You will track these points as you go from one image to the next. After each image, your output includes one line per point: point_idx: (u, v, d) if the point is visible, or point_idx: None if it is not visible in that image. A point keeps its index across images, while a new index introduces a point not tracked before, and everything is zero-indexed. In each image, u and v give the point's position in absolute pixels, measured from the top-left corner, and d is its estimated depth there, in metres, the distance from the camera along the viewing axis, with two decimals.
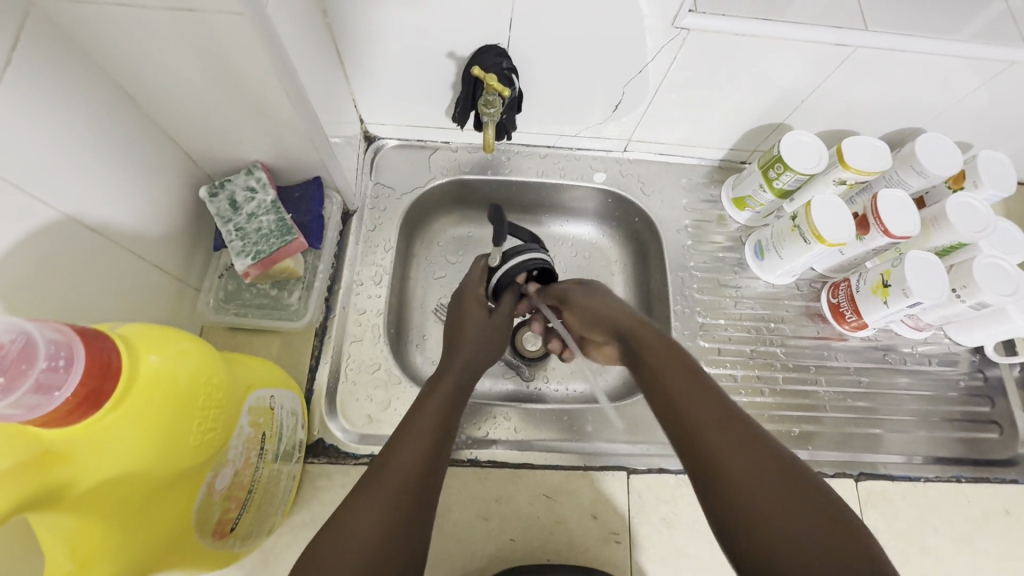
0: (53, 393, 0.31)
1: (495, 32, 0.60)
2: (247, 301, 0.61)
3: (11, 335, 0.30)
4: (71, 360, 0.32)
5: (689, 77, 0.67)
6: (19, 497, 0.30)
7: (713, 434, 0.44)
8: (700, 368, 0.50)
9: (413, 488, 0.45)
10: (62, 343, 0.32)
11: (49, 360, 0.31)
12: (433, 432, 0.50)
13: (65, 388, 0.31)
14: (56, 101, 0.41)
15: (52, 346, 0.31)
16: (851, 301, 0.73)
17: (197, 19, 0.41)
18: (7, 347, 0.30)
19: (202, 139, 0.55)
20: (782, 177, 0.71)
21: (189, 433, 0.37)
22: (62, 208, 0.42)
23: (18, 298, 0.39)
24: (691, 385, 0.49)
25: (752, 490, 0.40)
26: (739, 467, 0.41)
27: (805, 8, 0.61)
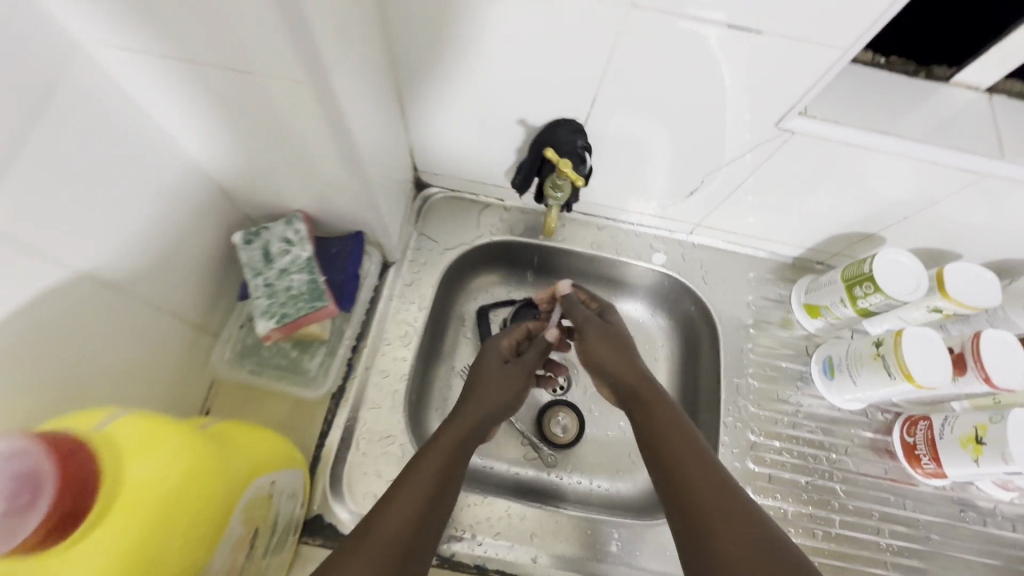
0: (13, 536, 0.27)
1: (572, 107, 0.55)
2: (264, 359, 0.56)
3: None
4: (35, 491, 0.28)
5: (779, 174, 0.60)
6: None
7: (707, 487, 0.47)
8: (696, 432, 0.52)
9: (404, 543, 0.43)
10: (29, 476, 0.28)
11: (11, 499, 0.27)
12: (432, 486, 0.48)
13: (24, 531, 0.27)
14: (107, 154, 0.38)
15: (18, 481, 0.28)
16: (930, 446, 0.64)
17: (256, 80, 0.37)
18: None
19: (248, 186, 0.52)
20: (871, 298, 0.63)
21: (167, 550, 0.33)
22: (84, 266, 0.39)
23: (20, 360, 0.35)
24: (687, 447, 0.50)
25: (730, 532, 0.43)
26: (728, 514, 0.44)
27: (927, 123, 0.53)
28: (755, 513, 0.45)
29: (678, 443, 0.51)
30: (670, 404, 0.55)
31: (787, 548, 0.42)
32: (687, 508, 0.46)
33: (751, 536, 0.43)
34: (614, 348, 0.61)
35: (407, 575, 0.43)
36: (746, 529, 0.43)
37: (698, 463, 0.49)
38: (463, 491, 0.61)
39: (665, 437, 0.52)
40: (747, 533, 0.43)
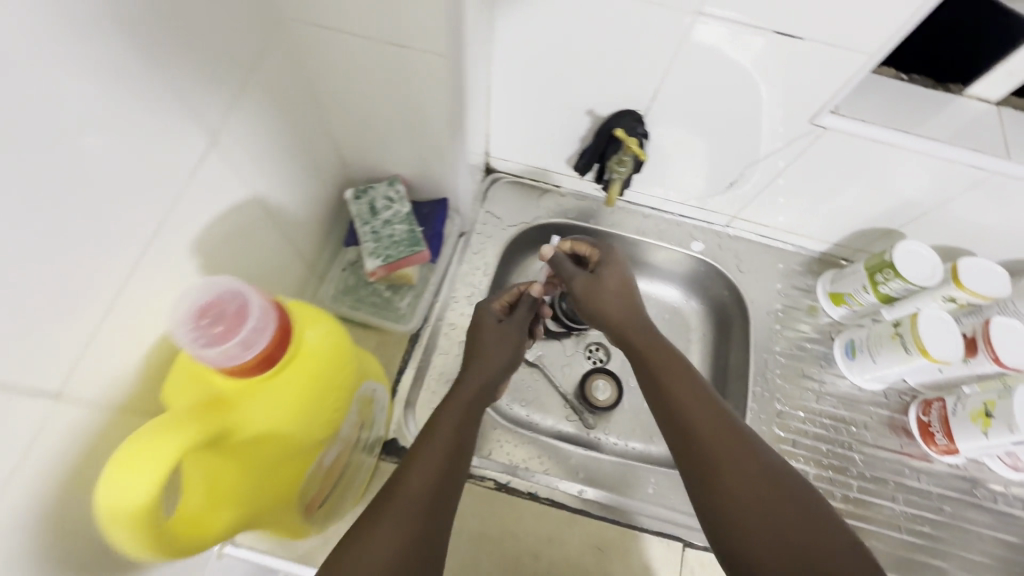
0: (248, 350, 0.35)
1: (637, 100, 0.65)
2: (362, 297, 0.67)
3: (235, 292, 0.35)
4: (264, 322, 0.35)
5: (810, 169, 0.69)
6: (199, 430, 0.34)
7: (708, 423, 0.49)
8: (694, 369, 0.54)
9: (424, 503, 0.45)
10: (267, 311, 0.36)
11: (257, 322, 0.35)
12: (444, 452, 0.49)
13: (255, 349, 0.35)
14: (281, 105, 0.50)
15: (262, 311, 0.35)
16: (943, 423, 0.70)
17: (404, 53, 0.49)
18: (231, 302, 0.35)
19: (365, 149, 0.63)
20: (890, 283, 0.71)
21: (325, 400, 0.41)
22: (260, 190, 0.50)
23: (217, 251, 0.46)
24: (687, 386, 0.52)
25: (733, 465, 0.46)
26: (729, 448, 0.47)
27: (943, 126, 0.62)
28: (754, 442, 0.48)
29: (679, 382, 0.52)
30: (666, 348, 0.57)
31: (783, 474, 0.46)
32: (697, 450, 0.48)
33: (752, 467, 0.46)
34: (608, 298, 0.60)
35: (436, 530, 0.44)
36: (748, 461, 0.46)
37: (699, 402, 0.51)
38: (517, 432, 0.71)
39: (666, 377, 0.53)
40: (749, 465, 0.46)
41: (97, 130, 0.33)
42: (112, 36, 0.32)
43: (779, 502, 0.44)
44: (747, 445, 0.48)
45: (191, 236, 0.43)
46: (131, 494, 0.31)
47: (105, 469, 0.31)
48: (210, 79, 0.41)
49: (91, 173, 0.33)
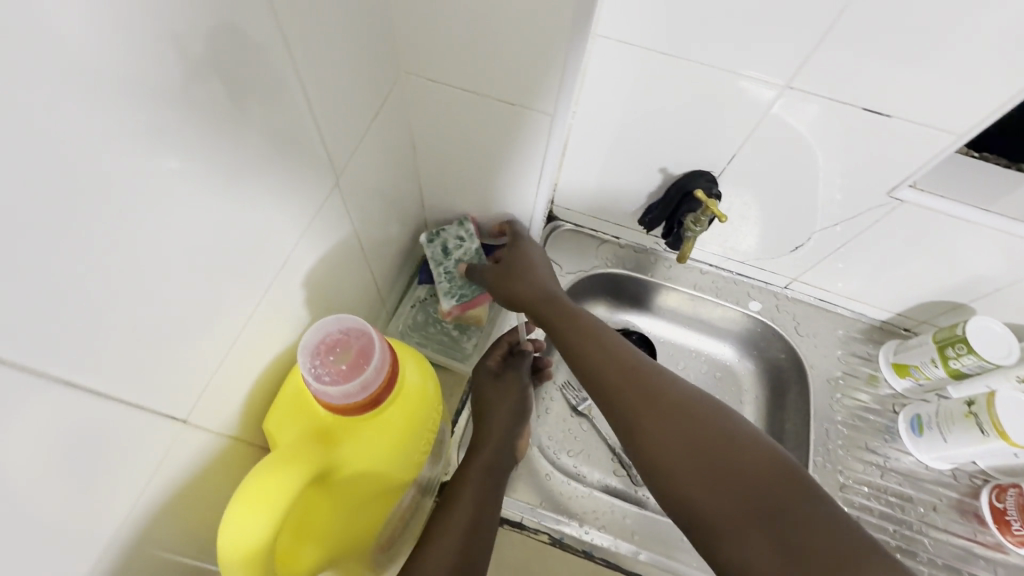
0: (366, 389, 0.36)
1: (712, 162, 0.66)
2: (429, 334, 0.67)
3: (359, 333, 0.38)
4: (383, 364, 0.37)
5: (879, 238, 0.69)
6: (313, 464, 0.34)
7: (639, 403, 0.47)
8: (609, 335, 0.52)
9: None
10: (386, 353, 0.38)
11: (378, 363, 0.37)
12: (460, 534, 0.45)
13: (372, 389, 0.37)
14: (386, 148, 0.54)
15: (383, 354, 0.38)
16: (1022, 512, 0.66)
17: (506, 108, 0.52)
18: (355, 341, 0.38)
19: (449, 192, 0.66)
20: (963, 359, 0.69)
21: (418, 445, 0.42)
22: (357, 224, 0.53)
23: (312, 283, 0.48)
24: (607, 365, 0.50)
25: (667, 440, 0.45)
26: (659, 424, 0.45)
27: (1023, 205, 0.62)
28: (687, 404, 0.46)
29: (608, 367, 0.50)
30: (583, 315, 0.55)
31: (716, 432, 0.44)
32: (643, 444, 0.46)
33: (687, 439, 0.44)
34: (519, 276, 0.59)
35: None
36: (680, 433, 0.44)
37: (634, 390, 0.48)
38: (569, 484, 0.69)
39: (593, 364, 0.51)
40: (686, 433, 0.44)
41: (244, 165, 0.36)
42: (271, 79, 0.36)
43: (735, 470, 0.41)
44: (682, 413, 0.45)
45: (301, 265, 0.46)
46: (255, 528, 0.31)
47: (231, 504, 0.32)
48: (339, 122, 0.44)
49: (234, 202, 0.36)
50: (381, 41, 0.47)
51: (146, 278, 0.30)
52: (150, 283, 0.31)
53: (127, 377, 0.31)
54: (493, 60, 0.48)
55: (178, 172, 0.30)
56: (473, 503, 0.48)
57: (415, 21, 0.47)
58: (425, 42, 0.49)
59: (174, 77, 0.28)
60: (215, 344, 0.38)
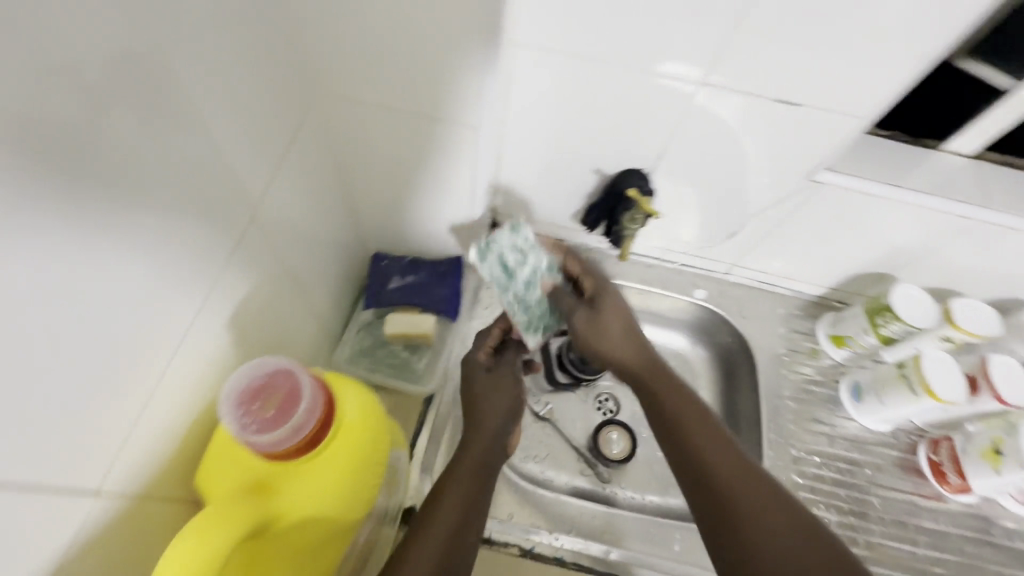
0: (298, 434, 0.36)
1: (644, 159, 0.68)
2: (379, 359, 0.65)
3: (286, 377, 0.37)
4: (315, 405, 0.37)
5: (806, 220, 0.72)
6: (247, 522, 0.33)
7: (732, 474, 0.51)
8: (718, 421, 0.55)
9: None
10: (317, 393, 0.37)
11: (309, 405, 0.36)
12: (447, 533, 0.47)
13: (304, 432, 0.36)
14: (309, 174, 0.52)
15: (313, 394, 0.37)
16: (954, 462, 0.72)
17: (430, 124, 0.51)
18: (283, 386, 0.37)
19: (384, 211, 0.64)
20: (891, 325, 0.73)
21: (367, 482, 0.40)
22: (286, 256, 0.51)
23: (238, 323, 0.46)
24: (716, 440, 0.53)
25: (759, 516, 0.47)
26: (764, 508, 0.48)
27: (927, 179, 0.67)
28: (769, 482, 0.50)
29: (697, 426, 0.54)
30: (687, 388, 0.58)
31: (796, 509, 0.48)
32: (723, 500, 0.49)
33: (777, 519, 0.47)
34: (603, 333, 0.61)
35: None
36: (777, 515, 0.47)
37: (711, 441, 0.53)
38: (537, 492, 0.70)
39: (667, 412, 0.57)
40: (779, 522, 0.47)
41: (142, 211, 0.33)
42: (165, 118, 0.33)
43: (807, 547, 0.45)
44: (751, 478, 0.50)
45: (223, 306, 0.43)
46: None
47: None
48: (250, 154, 0.42)
49: (134, 251, 0.33)
50: (288, 64, 0.46)
51: (27, 349, 0.27)
52: (34, 355, 0.28)
53: (15, 461, 0.28)
54: (410, 77, 0.47)
55: (55, 228, 0.27)
56: (462, 501, 0.50)
57: (323, 41, 0.45)
58: (337, 62, 0.47)
59: (35, 125, 0.25)
60: (127, 406, 0.35)
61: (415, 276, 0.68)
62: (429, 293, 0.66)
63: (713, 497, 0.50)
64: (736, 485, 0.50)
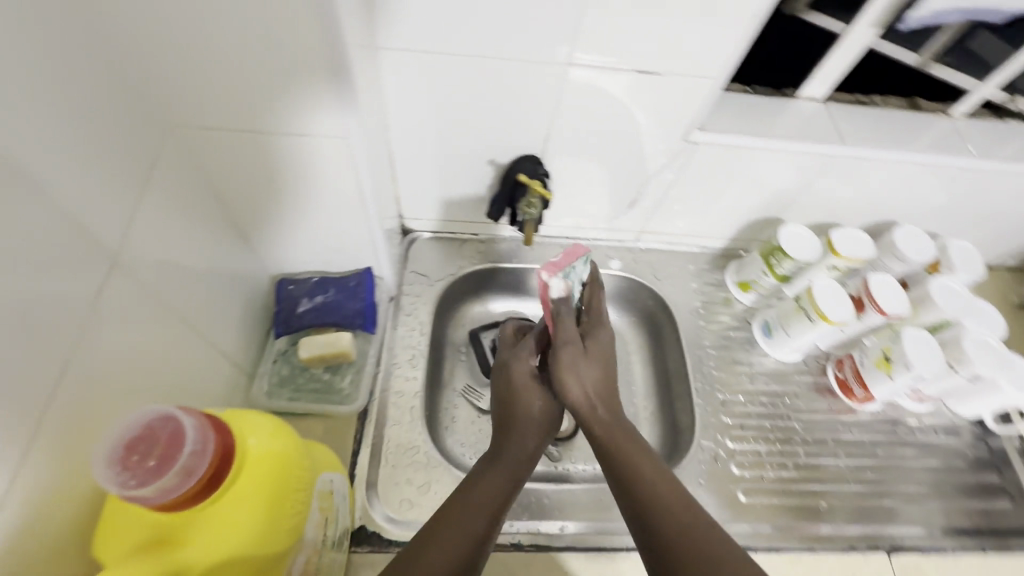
0: (192, 475, 0.33)
1: (533, 145, 0.69)
2: (300, 386, 0.65)
3: (163, 420, 0.34)
4: (204, 441, 0.34)
5: (695, 180, 0.77)
6: None
7: (679, 523, 0.47)
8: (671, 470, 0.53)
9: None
10: (203, 428, 0.34)
11: (195, 443, 0.34)
12: (478, 530, 0.48)
13: (199, 472, 0.33)
14: (181, 211, 0.49)
15: (197, 430, 0.34)
16: (856, 375, 0.79)
17: (303, 142, 0.50)
18: (161, 432, 0.33)
19: (279, 236, 0.62)
20: (783, 264, 0.80)
21: (285, 513, 0.38)
22: (169, 298, 0.48)
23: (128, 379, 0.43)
24: (664, 483, 0.51)
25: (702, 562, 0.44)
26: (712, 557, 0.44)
27: (790, 126, 0.73)
28: (720, 534, 0.47)
29: (647, 468, 0.53)
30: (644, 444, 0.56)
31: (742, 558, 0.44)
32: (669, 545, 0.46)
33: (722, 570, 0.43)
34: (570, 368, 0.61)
35: None
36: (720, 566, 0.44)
37: (658, 484, 0.51)
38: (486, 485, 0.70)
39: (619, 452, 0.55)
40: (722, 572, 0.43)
41: None
42: None
43: None
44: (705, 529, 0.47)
45: (104, 366, 0.40)
46: None
47: None
48: (103, 199, 0.39)
49: None
50: (128, 99, 0.43)
51: None
52: None
53: None
54: (269, 96, 0.46)
55: None
56: (495, 503, 0.51)
57: (162, 70, 0.43)
58: (185, 90, 0.45)
59: None
60: None
61: (324, 296, 0.67)
62: (341, 310, 0.66)
63: (660, 549, 0.47)
64: (684, 536, 0.46)
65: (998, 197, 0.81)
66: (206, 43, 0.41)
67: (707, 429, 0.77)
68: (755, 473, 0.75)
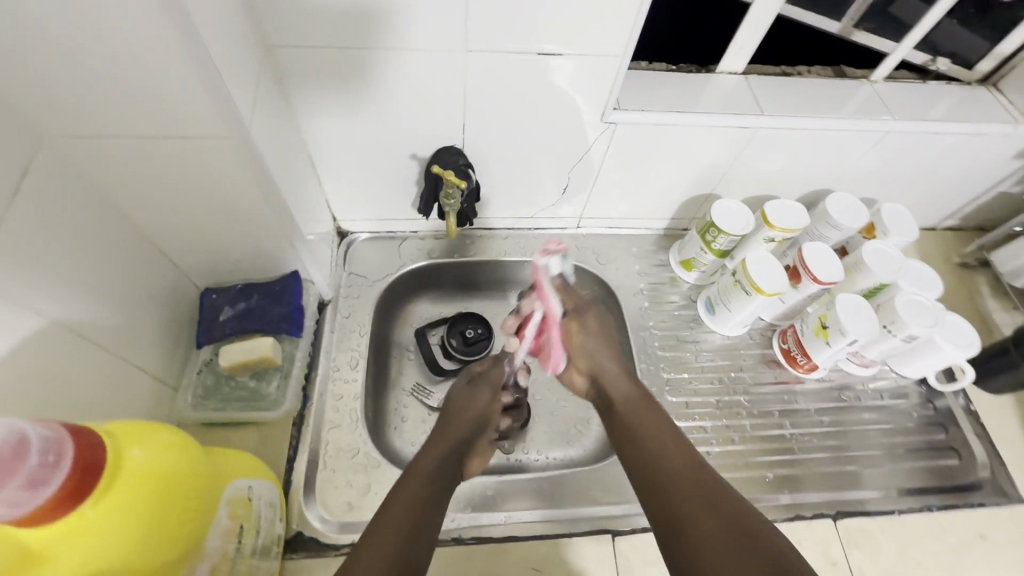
0: (39, 488, 0.32)
1: (452, 135, 0.68)
2: (225, 395, 0.64)
3: (8, 433, 0.32)
4: (58, 453, 0.33)
5: (624, 161, 0.77)
6: None
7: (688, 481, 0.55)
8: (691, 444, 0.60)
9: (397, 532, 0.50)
10: (55, 439, 0.33)
11: (42, 455, 0.32)
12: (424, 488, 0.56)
13: (50, 485, 0.32)
14: (62, 227, 0.46)
15: (47, 441, 0.33)
16: (799, 345, 0.79)
17: (189, 143, 0.48)
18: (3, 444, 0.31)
19: (189, 245, 0.60)
20: (719, 239, 0.80)
21: (169, 525, 0.38)
22: (63, 315, 0.47)
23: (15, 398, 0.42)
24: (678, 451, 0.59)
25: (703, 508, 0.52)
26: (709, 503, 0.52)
27: (712, 101, 0.73)
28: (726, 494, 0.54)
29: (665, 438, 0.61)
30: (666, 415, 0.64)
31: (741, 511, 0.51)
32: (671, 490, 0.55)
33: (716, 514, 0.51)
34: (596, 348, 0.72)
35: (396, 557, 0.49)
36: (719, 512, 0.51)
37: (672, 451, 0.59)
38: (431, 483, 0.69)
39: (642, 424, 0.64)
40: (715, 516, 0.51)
41: None
42: None
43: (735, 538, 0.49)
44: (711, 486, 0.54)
45: None
46: None
47: None
48: None
49: None
50: None
51: None
52: None
53: None
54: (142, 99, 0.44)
55: None
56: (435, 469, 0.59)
57: None
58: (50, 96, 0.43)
59: None
60: None
61: (247, 303, 0.66)
62: (265, 315, 0.65)
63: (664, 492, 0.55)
64: (691, 488, 0.55)
65: (927, 158, 0.82)
66: (57, 41, 0.38)
67: None
68: (702, 449, 0.75)
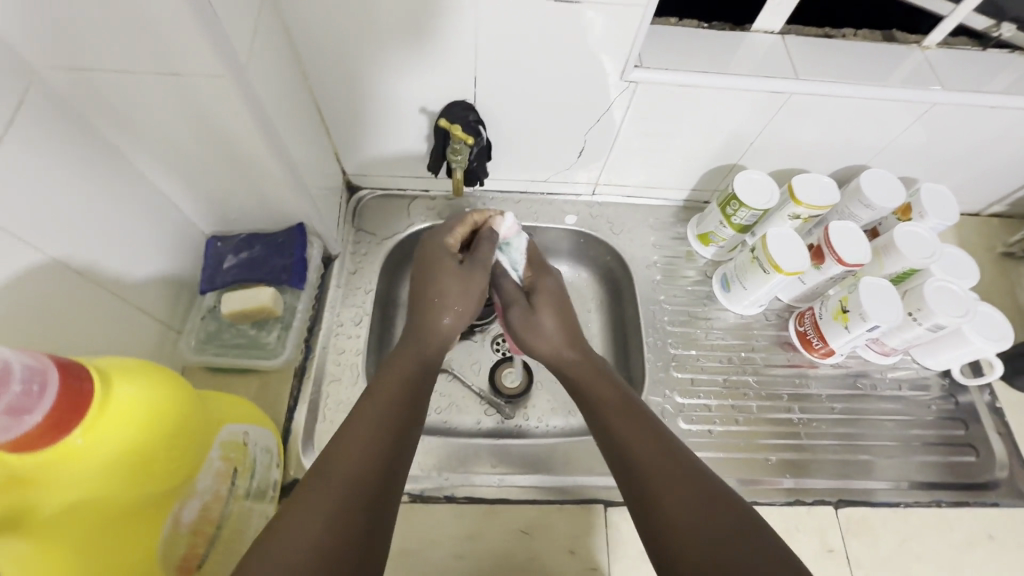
0: (23, 417, 0.33)
1: (462, 89, 0.66)
2: (226, 341, 0.65)
3: None
4: (42, 383, 0.33)
5: (644, 125, 0.73)
6: None
7: (654, 462, 0.49)
8: (652, 416, 0.54)
9: (357, 488, 0.43)
10: (38, 370, 0.33)
11: (24, 384, 0.33)
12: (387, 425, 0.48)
13: (35, 413, 0.33)
14: (52, 164, 0.46)
15: (29, 372, 0.33)
16: (816, 328, 0.76)
17: (182, 81, 0.46)
18: None
19: (190, 190, 0.60)
20: (739, 213, 0.76)
21: (154, 461, 0.39)
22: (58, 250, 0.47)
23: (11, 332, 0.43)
24: (643, 429, 0.53)
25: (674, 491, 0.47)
26: (679, 486, 0.47)
27: (743, 62, 0.68)
28: (697, 476, 0.48)
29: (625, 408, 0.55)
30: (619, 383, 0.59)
31: (713, 495, 0.46)
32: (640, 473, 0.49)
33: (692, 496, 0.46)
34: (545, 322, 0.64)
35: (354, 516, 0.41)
36: (690, 497, 0.46)
37: (631, 424, 0.53)
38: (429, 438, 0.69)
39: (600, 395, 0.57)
40: (690, 501, 0.46)
41: None
42: None
43: (719, 526, 0.43)
44: (676, 461, 0.49)
45: None
46: None
47: None
48: None
49: None
50: None
51: None
52: None
53: None
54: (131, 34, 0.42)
55: None
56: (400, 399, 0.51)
57: None
58: None
59: None
60: None
61: (250, 252, 0.67)
62: (268, 265, 0.66)
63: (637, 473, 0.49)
64: (660, 467, 0.49)
65: (979, 136, 0.75)
66: None
67: (657, 385, 0.76)
68: (703, 428, 0.73)
